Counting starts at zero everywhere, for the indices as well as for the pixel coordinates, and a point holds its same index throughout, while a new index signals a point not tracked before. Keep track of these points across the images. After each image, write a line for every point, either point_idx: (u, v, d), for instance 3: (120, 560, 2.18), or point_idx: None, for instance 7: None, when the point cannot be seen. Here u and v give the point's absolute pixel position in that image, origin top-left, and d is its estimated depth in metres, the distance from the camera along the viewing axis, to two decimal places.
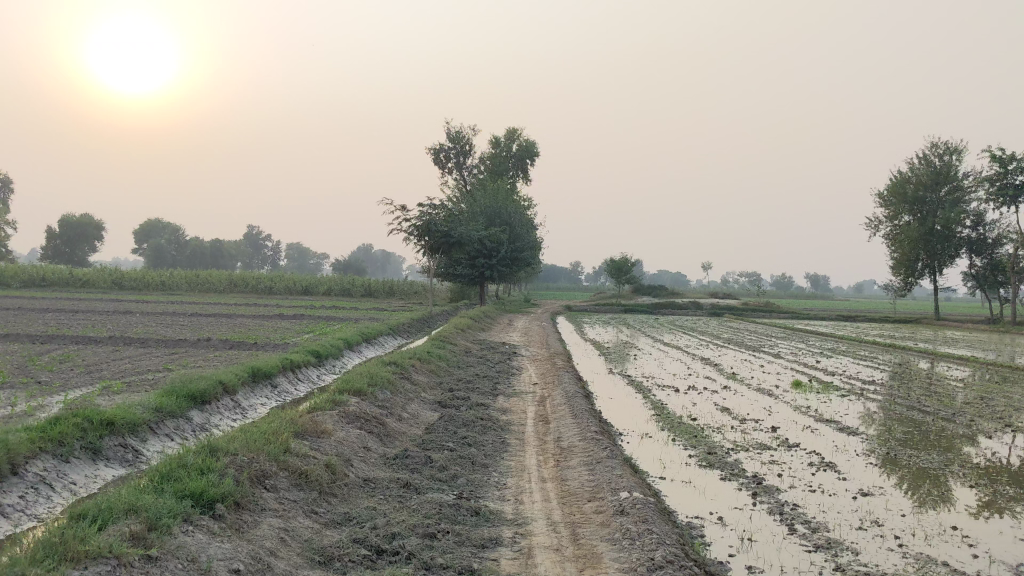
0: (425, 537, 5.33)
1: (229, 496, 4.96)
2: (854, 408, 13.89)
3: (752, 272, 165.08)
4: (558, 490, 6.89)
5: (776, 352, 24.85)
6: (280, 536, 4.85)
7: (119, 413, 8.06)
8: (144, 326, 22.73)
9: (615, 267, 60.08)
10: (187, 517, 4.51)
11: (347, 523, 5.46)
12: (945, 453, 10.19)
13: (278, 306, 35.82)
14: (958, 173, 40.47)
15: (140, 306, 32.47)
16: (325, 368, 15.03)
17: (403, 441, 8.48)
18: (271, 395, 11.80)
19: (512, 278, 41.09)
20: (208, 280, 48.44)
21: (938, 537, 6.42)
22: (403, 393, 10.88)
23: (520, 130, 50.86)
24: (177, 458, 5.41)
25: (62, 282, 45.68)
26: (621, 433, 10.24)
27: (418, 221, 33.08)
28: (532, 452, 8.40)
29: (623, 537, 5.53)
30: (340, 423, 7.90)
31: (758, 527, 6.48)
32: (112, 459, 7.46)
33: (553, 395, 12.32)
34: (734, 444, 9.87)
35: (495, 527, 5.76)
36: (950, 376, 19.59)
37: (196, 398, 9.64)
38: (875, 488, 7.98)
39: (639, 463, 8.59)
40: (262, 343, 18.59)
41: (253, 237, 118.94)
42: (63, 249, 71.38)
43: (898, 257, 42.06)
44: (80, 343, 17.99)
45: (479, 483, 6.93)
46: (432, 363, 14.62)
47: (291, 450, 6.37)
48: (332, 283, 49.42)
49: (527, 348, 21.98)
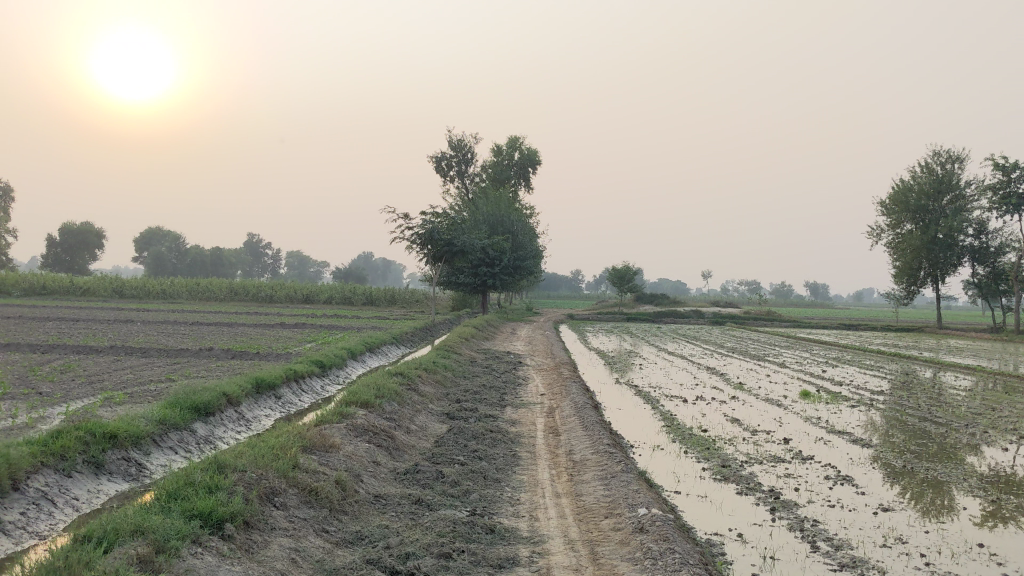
0: (440, 557, 5.15)
1: (238, 515, 4.79)
2: (863, 419, 13.73)
3: (752, 282, 165.10)
4: (573, 506, 6.72)
5: (781, 361, 24.69)
6: (291, 556, 4.69)
7: (122, 424, 7.90)
8: (145, 335, 22.56)
9: (617, 275, 59.63)
10: (196, 538, 4.32)
11: (359, 542, 5.29)
12: (962, 464, 10.00)
13: (279, 314, 35.68)
14: (960, 181, 40.34)
15: (141, 314, 32.39)
16: (329, 378, 14.85)
17: (412, 454, 8.31)
18: (275, 406, 11.64)
19: (514, 286, 40.93)
20: (209, 288, 48.32)
21: (965, 555, 6.21)
22: (410, 404, 10.71)
23: (522, 139, 50.74)
24: (185, 474, 5.22)
25: (62, 291, 45.54)
26: (632, 445, 10.07)
27: (421, 230, 33.06)
28: (544, 466, 8.24)
29: (645, 557, 5.35)
30: (349, 437, 7.74)
31: (780, 544, 6.30)
32: (115, 473, 7.30)
33: (561, 406, 12.15)
34: (747, 456, 9.69)
35: (511, 545, 5.59)
36: (956, 386, 19.43)
37: (201, 410, 9.47)
38: (895, 503, 7.78)
39: (653, 477, 8.43)
40: (264, 352, 18.42)
41: (254, 246, 118.78)
42: (63, 257, 71.31)
43: (901, 266, 41.90)
44: (81, 353, 17.83)
45: (491, 498, 6.76)
46: (438, 373, 14.46)
47: (299, 466, 6.20)
48: (333, 292, 49.30)
49: (532, 357, 21.84)
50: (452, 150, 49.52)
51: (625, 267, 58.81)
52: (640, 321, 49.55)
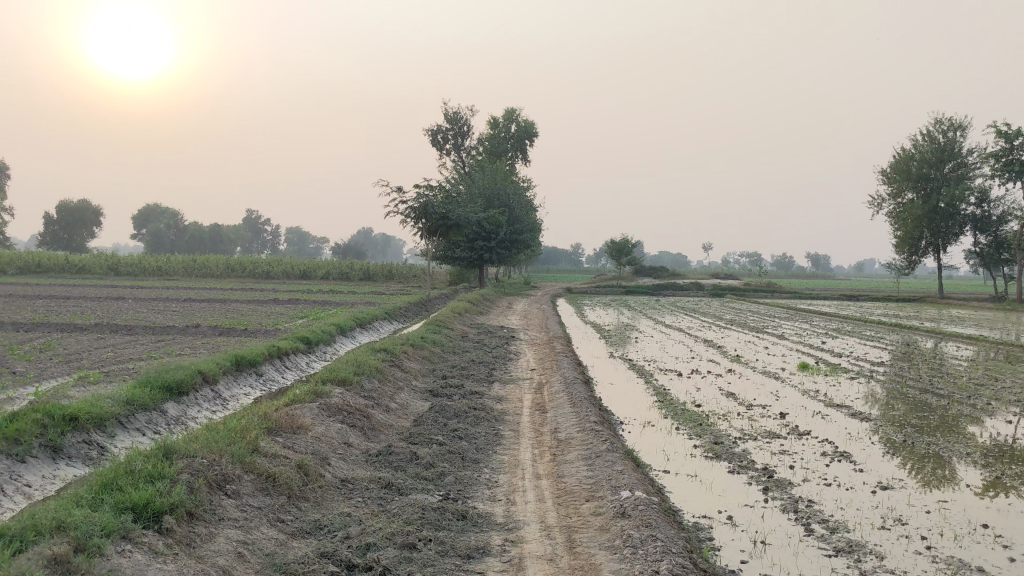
0: (404, 547, 4.77)
1: (179, 506, 4.41)
2: (864, 392, 13.35)
3: (752, 254, 164.47)
4: (553, 489, 6.34)
5: (780, 332, 24.32)
6: (237, 551, 4.30)
7: (85, 406, 7.48)
8: (133, 312, 22.17)
9: (616, 248, 59.02)
10: (125, 534, 3.95)
11: (317, 532, 4.91)
12: (962, 437, 9.60)
13: (274, 291, 35.33)
14: (961, 149, 39.76)
15: (134, 291, 32.05)
16: (315, 355, 14.45)
17: (389, 435, 7.93)
18: (256, 384, 11.25)
19: (512, 260, 40.46)
20: (205, 265, 47.88)
21: (969, 538, 5.83)
22: (392, 381, 10.33)
23: (519, 110, 50.10)
24: (126, 462, 4.83)
25: (57, 268, 45.11)
26: (623, 422, 9.69)
27: (416, 203, 32.61)
28: (528, 445, 7.88)
29: (624, 545, 4.97)
30: (320, 417, 7.38)
31: (772, 528, 5.92)
32: (74, 457, 6.87)
33: (551, 381, 11.80)
34: (741, 432, 9.29)
35: (483, 534, 5.21)
36: (955, 356, 19.05)
37: (173, 389, 9.07)
38: (894, 480, 7.39)
39: (641, 456, 8.05)
40: (252, 329, 18.06)
41: (253, 222, 117.90)
42: (61, 235, 70.81)
43: (903, 236, 41.43)
44: (66, 331, 17.46)
45: (468, 481, 6.38)
46: (426, 349, 14.07)
47: (259, 450, 5.81)
48: (330, 267, 48.86)
49: (526, 331, 21.46)
50: (448, 123, 48.93)
51: (623, 241, 58.29)
52: (639, 294, 49.07)
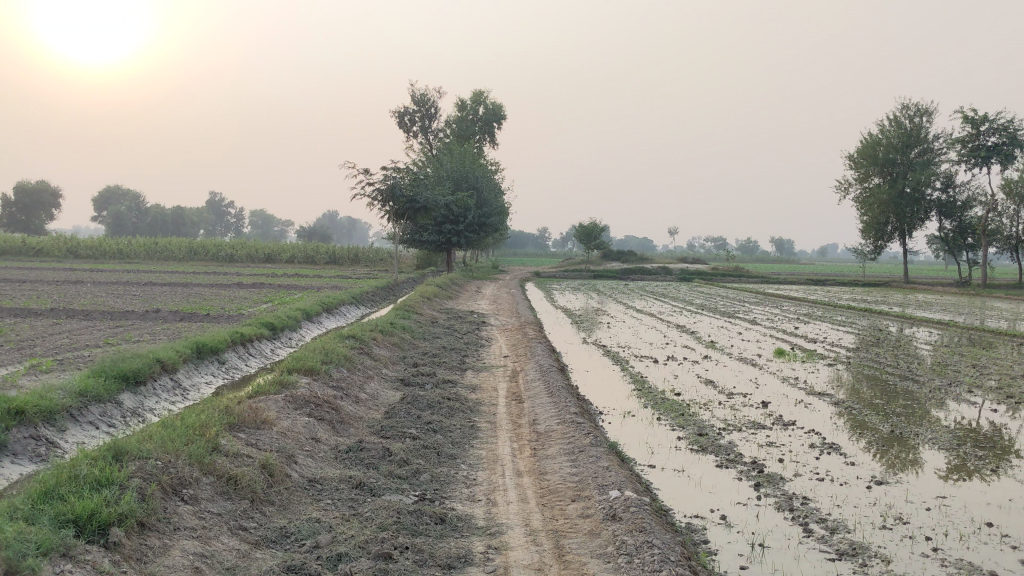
0: (378, 558, 4.35)
1: (128, 518, 3.96)
2: (839, 378, 13.09)
3: (719, 240, 165.36)
4: (536, 488, 5.95)
5: (752, 317, 24.20)
6: (193, 565, 3.87)
7: (33, 398, 6.94)
8: (91, 296, 21.41)
9: (584, 232, 58.69)
10: (66, 552, 3.51)
11: (283, 541, 4.50)
12: (947, 423, 9.32)
13: (239, 274, 34.54)
14: (927, 135, 39.83)
15: (93, 274, 31.14)
16: (280, 341, 13.95)
17: (359, 428, 7.51)
18: (218, 372, 10.74)
19: (479, 243, 39.95)
20: (167, 247, 46.85)
21: (974, 538, 5.53)
22: (361, 370, 9.89)
23: (487, 93, 49.45)
24: (69, 466, 4.36)
25: (13, 251, 43.87)
26: (602, 413, 9.32)
27: (382, 185, 31.96)
28: (505, 438, 7.49)
29: (619, 553, 4.60)
30: (285, 410, 6.94)
31: (770, 528, 5.59)
32: (20, 454, 6.33)
33: (526, 368, 11.42)
34: (725, 423, 8.97)
35: (464, 539, 4.82)
36: (924, 341, 18.90)
37: (129, 378, 8.55)
38: (888, 475, 7.07)
39: (625, 449, 7.70)
40: (214, 313, 17.45)
41: (217, 205, 116.21)
42: (19, 217, 69.09)
43: (868, 221, 41.43)
44: (20, 316, 16.74)
45: (445, 480, 5.98)
46: (395, 335, 13.59)
47: (220, 448, 5.37)
48: (296, 250, 48.04)
49: (496, 316, 21.07)
50: (415, 105, 48.19)
51: (593, 225, 58.04)
52: (606, 279, 48.71)
